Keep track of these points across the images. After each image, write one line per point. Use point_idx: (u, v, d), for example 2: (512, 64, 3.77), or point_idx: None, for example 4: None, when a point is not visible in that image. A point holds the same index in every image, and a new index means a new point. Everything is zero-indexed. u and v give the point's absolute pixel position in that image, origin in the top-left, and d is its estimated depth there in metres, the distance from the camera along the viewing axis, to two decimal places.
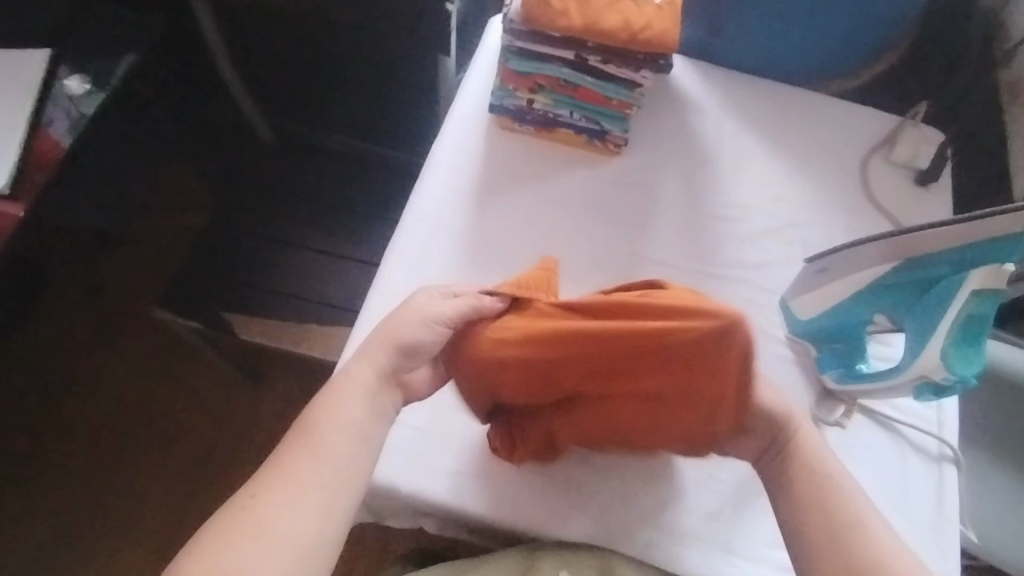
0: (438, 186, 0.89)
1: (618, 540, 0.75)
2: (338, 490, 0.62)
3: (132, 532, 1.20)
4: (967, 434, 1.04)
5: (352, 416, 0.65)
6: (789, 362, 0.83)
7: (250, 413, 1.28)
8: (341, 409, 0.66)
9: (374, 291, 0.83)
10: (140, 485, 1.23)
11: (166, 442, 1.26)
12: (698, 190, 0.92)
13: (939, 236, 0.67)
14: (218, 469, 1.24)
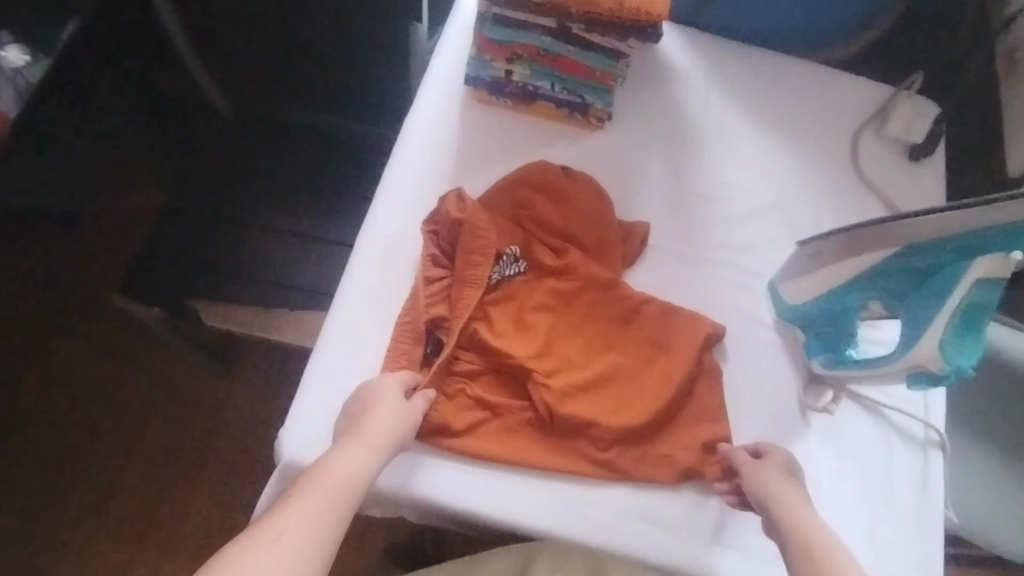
0: (410, 166, 0.84)
1: (603, 533, 0.73)
2: (309, 560, 0.57)
3: (103, 521, 1.16)
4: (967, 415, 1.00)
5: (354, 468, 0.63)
6: (774, 348, 0.81)
7: (221, 401, 1.23)
8: (326, 479, 0.62)
9: (346, 278, 0.79)
10: (111, 477, 1.19)
11: (133, 429, 1.21)
12: (684, 167, 0.89)
13: (939, 222, 0.64)
14: (192, 459, 1.20)
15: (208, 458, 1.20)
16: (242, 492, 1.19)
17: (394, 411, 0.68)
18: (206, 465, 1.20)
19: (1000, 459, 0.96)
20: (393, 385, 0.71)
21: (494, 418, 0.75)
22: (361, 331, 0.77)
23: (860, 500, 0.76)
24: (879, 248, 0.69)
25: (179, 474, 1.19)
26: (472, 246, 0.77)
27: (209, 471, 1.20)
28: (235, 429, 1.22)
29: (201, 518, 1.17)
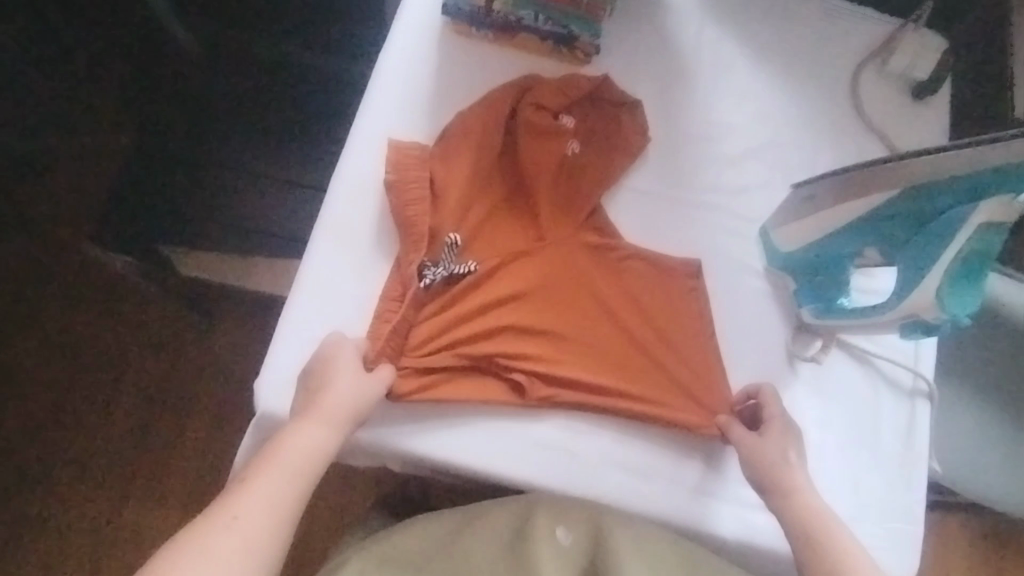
0: (383, 101, 0.79)
1: (583, 483, 0.71)
2: (249, 556, 0.58)
3: (87, 471, 1.15)
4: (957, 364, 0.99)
5: (297, 463, 0.63)
6: (763, 295, 0.79)
7: (201, 351, 1.21)
8: (294, 450, 0.64)
9: (318, 225, 0.74)
10: (93, 432, 1.17)
11: (113, 377, 1.19)
12: (675, 106, 0.84)
13: (939, 162, 0.59)
14: (173, 412, 1.18)
15: (190, 409, 1.18)
16: (226, 443, 1.17)
17: (349, 384, 0.66)
18: (189, 416, 1.18)
19: (984, 406, 0.96)
20: (354, 346, 0.69)
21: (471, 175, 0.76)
22: (331, 281, 0.72)
23: (846, 451, 0.75)
24: (880, 189, 0.63)
25: (161, 427, 1.17)
26: (414, 187, 0.74)
27: (193, 422, 1.18)
28: (217, 377, 1.20)
29: (186, 472, 1.16)
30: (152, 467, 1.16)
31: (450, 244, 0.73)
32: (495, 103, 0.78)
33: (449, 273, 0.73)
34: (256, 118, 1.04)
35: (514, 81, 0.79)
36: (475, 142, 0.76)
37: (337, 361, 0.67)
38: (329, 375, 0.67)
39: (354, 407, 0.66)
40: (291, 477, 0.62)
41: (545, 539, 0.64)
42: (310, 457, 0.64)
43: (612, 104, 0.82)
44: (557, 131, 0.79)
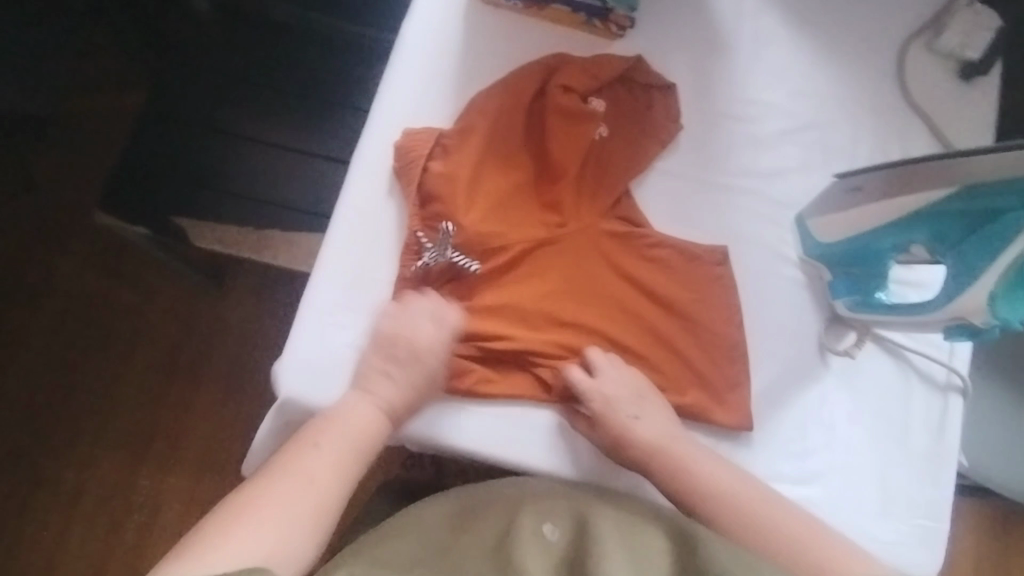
0: (406, 74, 0.77)
1: (608, 474, 0.72)
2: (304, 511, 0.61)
3: (105, 436, 1.16)
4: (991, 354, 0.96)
5: (359, 428, 0.66)
6: (796, 285, 0.77)
7: (215, 319, 1.20)
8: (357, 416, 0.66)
9: (339, 207, 0.72)
10: (110, 399, 1.17)
11: (129, 344, 1.18)
12: (710, 84, 0.81)
13: (1003, 162, 0.56)
14: (189, 380, 1.18)
15: (206, 377, 1.18)
16: (243, 410, 1.18)
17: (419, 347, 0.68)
18: (205, 384, 1.18)
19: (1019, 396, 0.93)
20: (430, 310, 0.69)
21: (491, 154, 0.73)
22: (353, 265, 0.71)
23: (874, 446, 0.74)
24: (934, 185, 0.59)
25: (178, 395, 1.18)
26: (434, 171, 0.71)
27: (209, 389, 1.18)
28: (232, 346, 1.20)
29: (203, 440, 1.17)
30: (170, 433, 1.17)
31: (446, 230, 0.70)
32: (522, 82, 0.74)
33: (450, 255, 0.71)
34: (272, 87, 1.01)
35: (541, 59, 0.76)
36: (495, 121, 0.73)
37: (411, 325, 0.68)
38: (402, 341, 0.68)
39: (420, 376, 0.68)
40: (351, 437, 0.65)
41: (533, 542, 0.62)
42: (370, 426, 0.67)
43: (642, 86, 0.79)
44: (588, 115, 0.75)
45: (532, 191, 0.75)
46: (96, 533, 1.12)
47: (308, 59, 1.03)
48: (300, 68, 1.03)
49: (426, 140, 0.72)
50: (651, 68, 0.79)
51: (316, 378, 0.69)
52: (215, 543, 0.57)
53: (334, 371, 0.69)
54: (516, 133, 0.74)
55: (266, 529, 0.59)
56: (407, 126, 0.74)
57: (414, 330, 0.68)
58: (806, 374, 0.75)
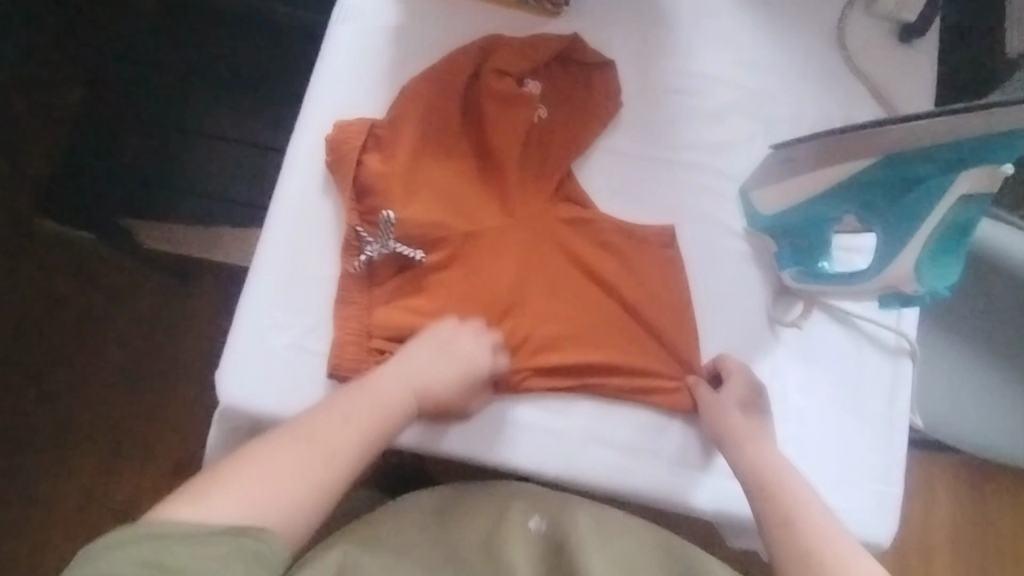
0: (338, 65, 0.75)
1: (567, 462, 0.70)
2: (310, 482, 0.56)
3: (69, 452, 1.11)
4: (961, 319, 0.90)
5: (389, 408, 0.63)
6: (741, 257, 0.77)
7: (165, 325, 1.15)
8: (387, 397, 0.64)
9: (274, 205, 0.72)
10: (57, 413, 1.11)
11: (85, 354, 1.13)
12: (652, 58, 0.79)
13: (921, 130, 0.55)
14: (152, 385, 1.13)
15: (169, 381, 1.13)
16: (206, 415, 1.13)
17: (466, 347, 0.67)
18: (169, 388, 1.13)
19: (994, 359, 0.90)
20: (473, 328, 0.69)
21: (426, 143, 0.71)
22: (289, 262, 0.70)
23: (831, 416, 0.74)
24: (858, 157, 0.60)
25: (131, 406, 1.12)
26: (366, 162, 0.70)
27: (162, 398, 1.13)
28: (192, 347, 1.14)
29: (171, 448, 1.12)
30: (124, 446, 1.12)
31: (387, 220, 0.68)
32: (454, 68, 0.73)
33: (387, 249, 0.69)
34: (213, 82, 0.99)
35: (475, 42, 0.74)
36: (427, 109, 0.71)
37: (449, 334, 0.68)
38: (448, 343, 0.67)
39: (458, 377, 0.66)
40: (377, 413, 0.62)
41: (521, 535, 0.62)
42: (396, 410, 0.64)
43: (580, 65, 0.77)
44: (525, 98, 0.73)
45: (473, 178, 0.73)
46: (68, 551, 1.07)
47: (243, 47, 0.98)
48: (235, 60, 0.99)
49: (360, 130, 0.71)
50: (589, 46, 0.77)
51: (259, 379, 0.69)
52: (216, 495, 0.53)
53: (277, 371, 0.69)
54: (450, 119, 0.72)
55: (277, 495, 0.55)
56: (337, 118, 0.73)
57: (452, 339, 0.67)
58: (756, 347, 0.75)
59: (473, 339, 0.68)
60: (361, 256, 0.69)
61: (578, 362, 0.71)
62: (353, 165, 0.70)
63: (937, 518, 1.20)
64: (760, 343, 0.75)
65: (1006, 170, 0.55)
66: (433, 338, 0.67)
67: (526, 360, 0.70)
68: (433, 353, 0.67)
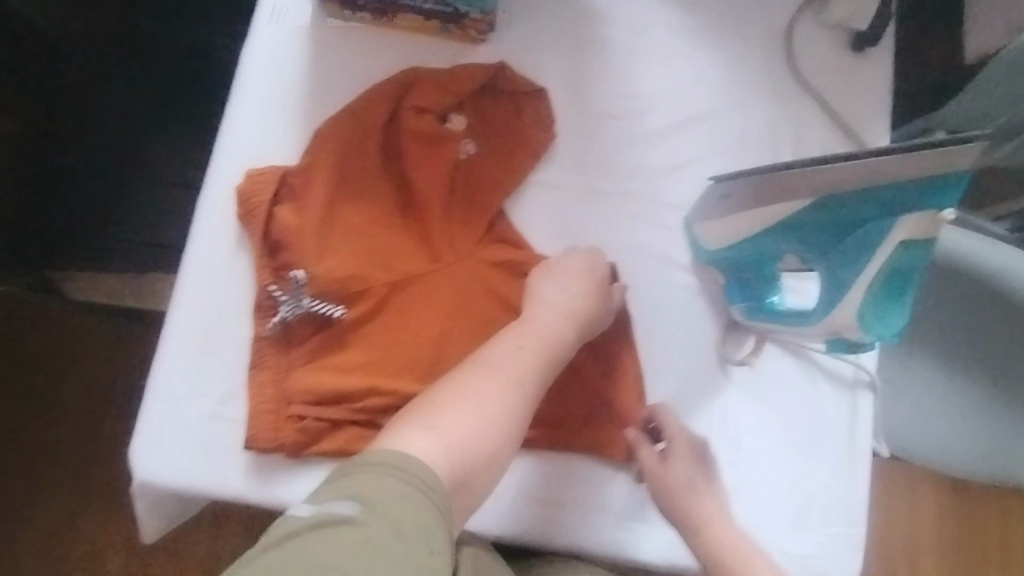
0: (248, 107, 0.70)
1: (507, 526, 0.66)
2: (498, 407, 0.58)
3: None
4: (934, 338, 0.85)
5: (553, 328, 0.64)
6: (688, 291, 0.72)
7: (68, 377, 1.01)
8: (541, 319, 0.65)
9: (185, 263, 0.67)
10: None
11: None
12: (586, 82, 0.74)
13: (853, 172, 0.52)
14: (56, 445, 1.00)
15: (75, 439, 1.00)
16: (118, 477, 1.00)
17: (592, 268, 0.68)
18: (75, 446, 1.00)
19: (976, 377, 0.84)
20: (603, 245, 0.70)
21: (345, 190, 0.67)
22: (202, 323, 0.66)
23: (785, 459, 0.71)
24: (794, 197, 0.56)
25: (57, 472, 1.00)
26: (278, 215, 0.66)
27: (81, 458, 1.00)
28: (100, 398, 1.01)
29: (81, 514, 0.99)
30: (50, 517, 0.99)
31: (297, 280, 0.65)
32: (370, 108, 0.69)
33: (302, 310, 0.65)
34: (120, 113, 0.90)
35: (393, 77, 0.70)
36: (343, 155, 0.67)
37: (585, 253, 0.69)
38: (582, 260, 0.68)
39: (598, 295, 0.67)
40: (547, 335, 0.63)
41: None
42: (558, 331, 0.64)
43: (509, 95, 0.72)
44: (447, 136, 0.70)
45: (398, 224, 0.69)
46: None
47: (153, 73, 0.90)
48: (148, 87, 0.90)
49: (269, 181, 0.66)
50: (517, 74, 0.72)
51: (172, 451, 0.64)
52: (420, 431, 0.54)
53: (192, 442, 0.65)
54: (370, 163, 0.68)
55: (480, 435, 0.56)
56: (249, 168, 0.68)
57: (586, 257, 0.68)
58: (706, 387, 0.71)
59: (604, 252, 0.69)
60: (276, 317, 0.65)
61: None
62: (263, 219, 0.66)
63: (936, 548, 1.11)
64: (709, 383, 0.71)
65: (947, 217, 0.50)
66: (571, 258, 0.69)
67: None
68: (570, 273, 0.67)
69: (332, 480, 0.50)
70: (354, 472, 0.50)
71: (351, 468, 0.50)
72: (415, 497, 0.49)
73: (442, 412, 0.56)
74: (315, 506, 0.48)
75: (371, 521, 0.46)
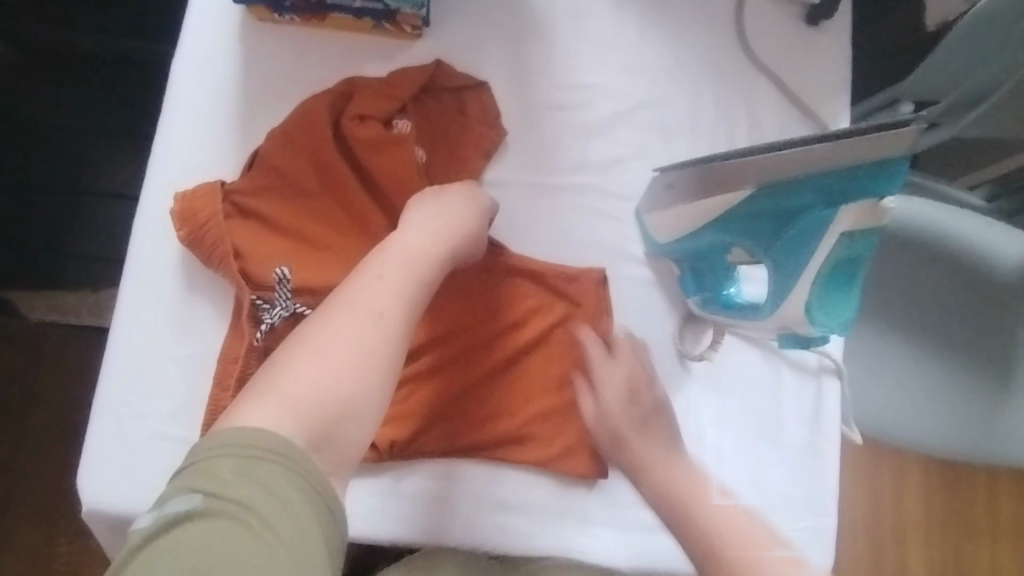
0: (182, 120, 0.68)
1: (396, 524, 0.64)
2: (352, 357, 0.51)
3: None
4: (906, 316, 0.84)
5: (416, 252, 0.59)
6: (644, 284, 0.70)
7: (32, 400, 1.01)
8: (406, 245, 0.59)
9: (126, 285, 0.66)
10: None
11: None
12: (527, 73, 0.72)
13: (792, 158, 0.50)
14: (21, 467, 0.99)
15: (43, 460, 1.00)
16: None
17: (446, 207, 0.63)
18: (44, 467, 1.00)
19: (943, 356, 0.83)
20: (468, 190, 0.65)
21: (290, 202, 0.66)
22: (147, 344, 0.65)
23: (746, 449, 0.69)
24: (736, 186, 0.54)
25: (30, 491, 0.99)
26: (213, 231, 0.64)
27: (46, 478, 1.00)
28: (63, 419, 1.01)
29: (50, 536, 0.99)
30: (27, 536, 0.99)
31: (281, 279, 0.64)
32: (312, 116, 0.67)
33: (290, 312, 0.64)
34: (63, 128, 0.88)
35: (333, 87, 0.68)
36: (286, 164, 0.66)
37: (449, 189, 0.65)
38: (442, 193, 0.64)
39: (459, 230, 0.62)
40: (409, 267, 0.57)
41: None
42: (424, 258, 0.59)
43: (450, 93, 0.70)
44: (396, 140, 0.67)
45: (352, 235, 0.67)
46: None
47: (94, 85, 0.88)
48: (89, 100, 0.88)
49: (211, 197, 0.64)
50: (456, 70, 0.70)
51: (117, 478, 0.63)
52: (258, 397, 0.48)
53: (135, 470, 0.63)
54: (315, 174, 0.67)
55: (340, 384, 0.50)
56: (176, 191, 0.66)
57: (445, 191, 0.65)
58: (667, 384, 0.69)
59: (478, 203, 0.65)
60: (260, 324, 0.64)
61: (477, 425, 0.66)
62: (202, 236, 0.64)
63: (918, 526, 1.09)
64: (670, 381, 0.69)
65: (889, 206, 0.48)
66: (442, 194, 0.64)
67: (415, 438, 0.64)
68: (423, 205, 0.63)
69: (180, 472, 0.45)
70: (204, 462, 0.44)
71: (197, 459, 0.44)
72: (278, 475, 0.44)
73: (286, 370, 0.50)
74: (169, 506, 0.43)
75: (237, 518, 0.42)
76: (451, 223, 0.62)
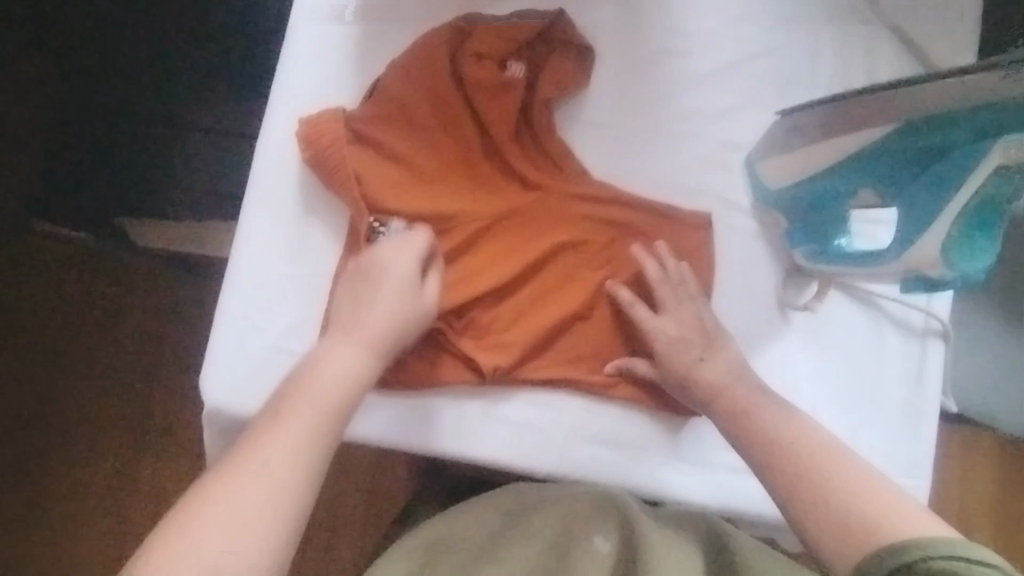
0: (304, 52, 0.70)
1: (465, 448, 0.66)
2: (278, 483, 0.48)
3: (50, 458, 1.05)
4: None
5: (336, 378, 0.55)
6: (750, 235, 0.70)
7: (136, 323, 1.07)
8: (327, 369, 0.55)
9: (248, 204, 0.69)
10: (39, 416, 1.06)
11: (63, 357, 1.07)
12: (642, 17, 0.72)
13: (944, 91, 0.48)
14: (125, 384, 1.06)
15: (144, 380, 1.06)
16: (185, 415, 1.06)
17: (380, 295, 0.59)
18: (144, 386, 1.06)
19: None
20: (403, 264, 0.61)
21: (408, 132, 0.68)
22: (268, 261, 0.68)
23: (844, 406, 0.68)
24: (876, 122, 0.53)
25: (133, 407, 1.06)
26: (334, 155, 0.66)
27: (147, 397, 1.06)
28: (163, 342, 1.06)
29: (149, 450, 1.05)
30: (126, 452, 1.05)
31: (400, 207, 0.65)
32: (432, 49, 0.68)
33: None
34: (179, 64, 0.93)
35: (454, 22, 0.69)
36: (407, 95, 0.67)
37: (384, 259, 0.61)
38: (375, 263, 0.61)
39: (393, 338, 0.59)
40: (323, 399, 0.53)
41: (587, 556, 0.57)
42: (341, 378, 0.55)
43: (563, 44, 0.70)
44: (510, 83, 0.68)
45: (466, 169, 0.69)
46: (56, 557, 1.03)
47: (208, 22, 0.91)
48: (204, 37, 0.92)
49: (334, 122, 0.66)
50: (573, 24, 0.70)
51: (234, 384, 0.66)
52: (185, 534, 0.45)
53: (253, 377, 0.66)
54: (433, 108, 0.68)
55: (256, 496, 0.47)
56: (300, 116, 0.69)
57: (389, 263, 0.61)
58: (766, 333, 0.69)
59: (409, 277, 0.60)
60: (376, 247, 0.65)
61: (575, 360, 0.67)
62: (324, 158, 0.66)
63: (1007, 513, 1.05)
64: (770, 330, 0.69)
65: None
66: (387, 266, 0.61)
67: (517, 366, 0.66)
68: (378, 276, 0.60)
69: None
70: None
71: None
72: None
73: (206, 507, 0.46)
74: None
75: None
76: (392, 328, 0.59)
